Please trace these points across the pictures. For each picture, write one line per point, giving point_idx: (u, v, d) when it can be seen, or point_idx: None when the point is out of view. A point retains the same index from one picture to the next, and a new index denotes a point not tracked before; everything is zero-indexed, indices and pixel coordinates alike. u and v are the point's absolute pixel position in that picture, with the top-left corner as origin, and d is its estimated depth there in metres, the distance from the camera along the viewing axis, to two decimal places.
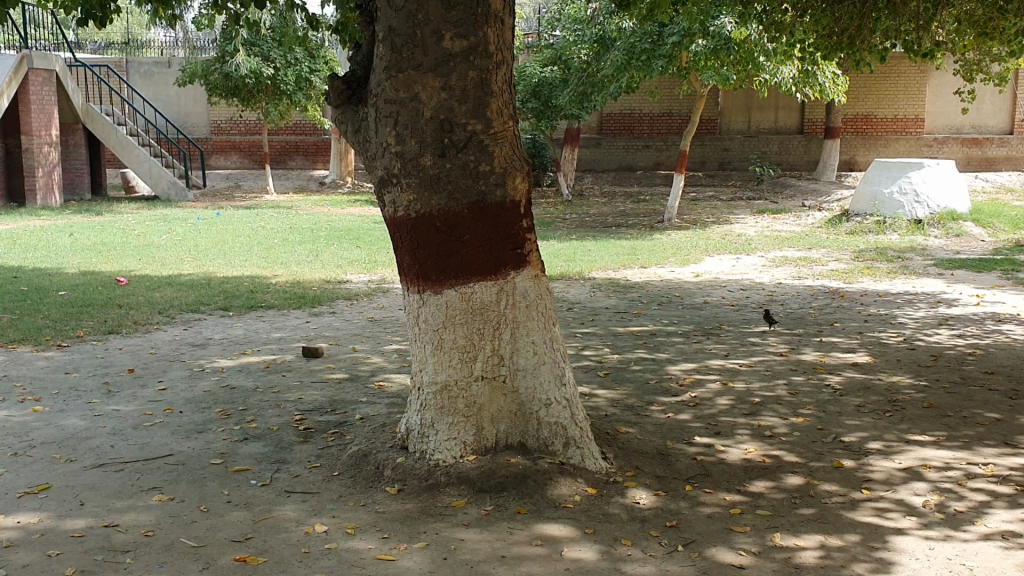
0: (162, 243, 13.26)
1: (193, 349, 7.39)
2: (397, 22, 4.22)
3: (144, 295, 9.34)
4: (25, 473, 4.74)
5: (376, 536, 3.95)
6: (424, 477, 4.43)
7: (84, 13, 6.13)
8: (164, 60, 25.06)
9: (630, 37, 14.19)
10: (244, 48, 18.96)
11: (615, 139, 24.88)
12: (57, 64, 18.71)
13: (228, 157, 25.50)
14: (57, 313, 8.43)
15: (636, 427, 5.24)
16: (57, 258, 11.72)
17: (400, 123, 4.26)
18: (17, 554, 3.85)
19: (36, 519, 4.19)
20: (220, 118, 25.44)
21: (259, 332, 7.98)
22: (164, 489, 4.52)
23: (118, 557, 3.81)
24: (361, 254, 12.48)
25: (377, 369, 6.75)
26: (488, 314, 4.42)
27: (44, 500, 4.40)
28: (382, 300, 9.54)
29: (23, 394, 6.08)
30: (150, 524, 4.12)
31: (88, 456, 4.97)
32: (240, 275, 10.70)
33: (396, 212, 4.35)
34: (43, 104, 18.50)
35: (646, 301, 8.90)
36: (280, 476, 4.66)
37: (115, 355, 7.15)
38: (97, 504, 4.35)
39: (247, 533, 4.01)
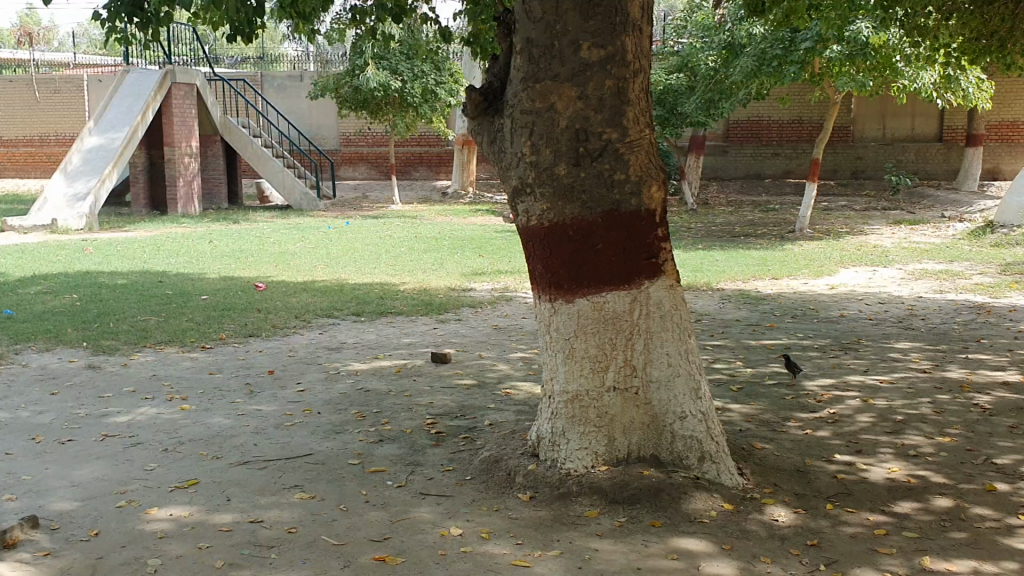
0: (296, 251, 13.76)
1: (329, 352, 7.63)
2: (535, 33, 4.27)
3: (282, 300, 9.70)
4: (176, 468, 5.00)
5: (510, 541, 3.98)
6: (557, 485, 4.43)
7: (233, 30, 6.41)
8: (297, 74, 26.01)
9: (761, 43, 13.88)
10: (374, 61, 19.44)
11: (742, 148, 24.48)
12: (198, 78, 19.71)
13: (356, 168, 26.29)
14: (200, 316, 8.85)
15: (772, 443, 5.11)
16: (200, 264, 12.30)
17: (536, 133, 4.30)
18: (172, 545, 4.06)
19: (188, 512, 4.41)
20: (348, 130, 26.22)
21: (390, 338, 8.16)
22: (306, 487, 4.67)
23: (265, 552, 3.97)
24: (484, 263, 12.64)
25: (505, 376, 6.81)
26: (622, 323, 4.39)
27: (195, 494, 4.62)
28: (507, 308, 9.62)
29: (172, 393, 6.41)
30: (293, 521, 4.26)
31: (234, 453, 5.20)
32: (371, 282, 11.00)
33: (530, 221, 4.38)
34: (184, 117, 19.43)
35: (779, 313, 8.69)
36: (415, 478, 4.75)
37: (255, 358, 7.43)
38: (243, 499, 4.53)
39: (386, 533, 4.10)
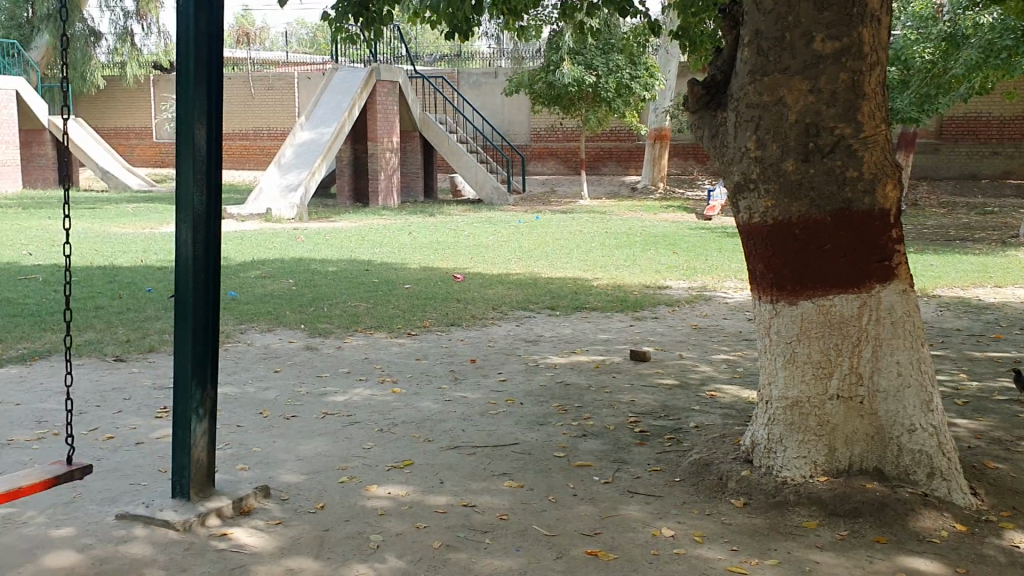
0: (490, 244, 14.05)
1: (528, 344, 7.74)
2: (765, 25, 4.13)
3: (480, 291, 9.93)
4: (390, 448, 5.21)
5: (725, 547, 3.89)
6: (772, 493, 4.30)
7: (452, 28, 6.58)
8: (491, 71, 26.55)
9: (988, 34, 12.94)
10: (569, 56, 19.56)
11: (956, 146, 22.99)
12: (400, 76, 20.45)
13: (545, 163, 26.58)
14: (404, 303, 9.19)
15: (1007, 463, 4.75)
16: (400, 254, 12.79)
17: (762, 127, 4.17)
18: (391, 523, 4.23)
19: (404, 492, 4.58)
20: (540, 125, 26.55)
21: (588, 333, 8.19)
22: (515, 476, 4.75)
23: (479, 537, 4.06)
24: (679, 260, 12.46)
25: (708, 377, 6.68)
26: (849, 328, 4.20)
27: (410, 475, 4.80)
28: (705, 308, 9.45)
29: (383, 376, 6.69)
30: (504, 508, 4.35)
31: (444, 438, 5.36)
32: (565, 276, 11.08)
33: (753, 219, 4.27)
34: (388, 113, 20.23)
35: (1006, 325, 8.08)
36: (623, 475, 4.73)
37: (458, 346, 7.63)
38: (455, 483, 4.67)
39: (596, 528, 4.10)
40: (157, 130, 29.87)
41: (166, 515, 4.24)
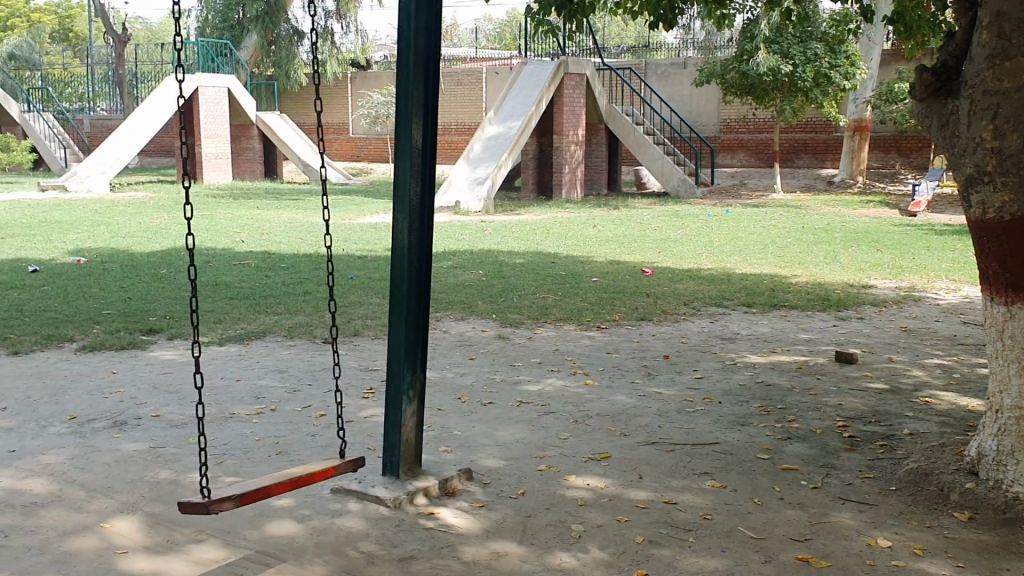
0: (679, 238, 13.84)
1: (723, 341, 7.57)
2: (1007, 7, 3.84)
3: (670, 286, 9.80)
4: (587, 440, 5.22)
5: (950, 563, 3.66)
6: (1000, 509, 4.01)
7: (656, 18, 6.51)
8: (680, 62, 26.11)
9: None
10: (765, 45, 19.03)
11: None
12: (589, 68, 20.43)
13: (735, 155, 25.92)
14: (593, 297, 9.20)
15: None
16: (588, 247, 12.81)
17: (999, 116, 3.87)
18: (593, 514, 4.25)
19: (604, 484, 4.59)
20: (730, 117, 25.89)
21: (787, 332, 7.92)
22: (717, 475, 4.65)
23: (683, 534, 4.01)
24: (882, 258, 11.84)
25: (921, 383, 6.31)
26: None
27: (609, 468, 4.80)
28: (914, 309, 8.93)
29: (575, 368, 6.72)
30: (708, 507, 4.27)
31: (642, 433, 5.32)
32: (759, 273, 10.75)
33: (986, 214, 3.98)
34: (574, 106, 20.30)
35: None
36: (832, 481, 4.54)
37: (650, 341, 7.56)
38: (655, 479, 4.62)
39: (806, 534, 3.96)
40: (353, 124, 31.20)
41: (378, 491, 4.43)
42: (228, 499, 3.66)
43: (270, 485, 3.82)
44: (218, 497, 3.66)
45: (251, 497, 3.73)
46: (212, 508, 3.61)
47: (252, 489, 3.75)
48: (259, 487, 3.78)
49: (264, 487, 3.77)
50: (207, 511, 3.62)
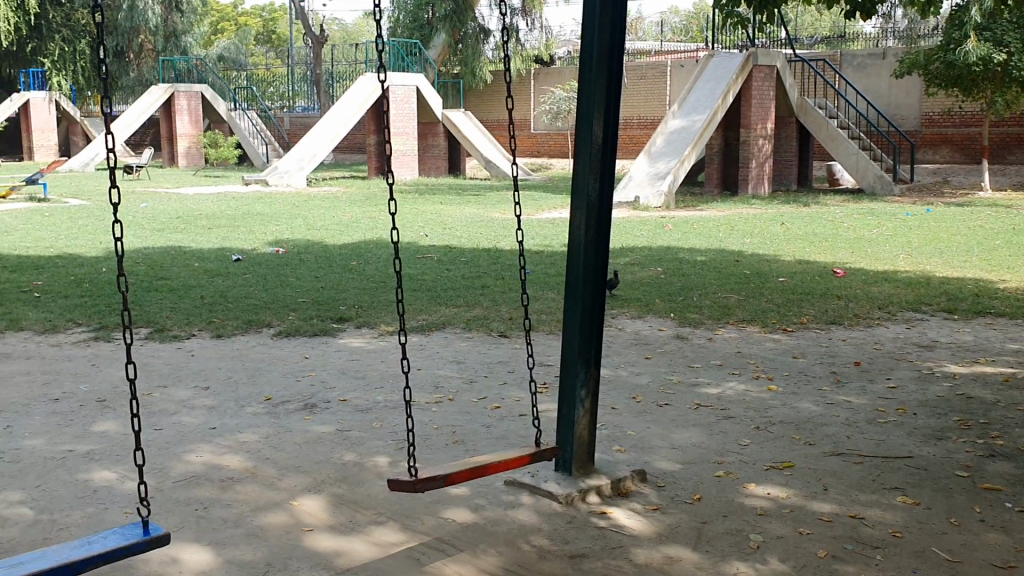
0: (873, 238, 13.14)
1: (920, 349, 7.11)
2: None
3: (862, 289, 9.31)
4: (768, 447, 5.03)
5: None
6: None
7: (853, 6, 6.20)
8: (878, 52, 24.79)
9: None
10: (975, 32, 17.74)
11: None
12: (780, 60, 19.74)
13: (937, 151, 24.35)
14: (779, 297, 8.88)
15: None
16: (773, 245, 12.38)
17: None
18: (772, 524, 4.08)
19: (785, 494, 4.40)
20: (933, 109, 24.33)
21: (992, 342, 7.34)
22: (909, 492, 4.36)
23: (869, 551, 3.79)
24: None
25: None
26: None
27: (790, 477, 4.60)
28: None
29: (758, 372, 6.49)
30: (898, 525, 4.01)
31: (827, 442, 5.07)
32: (962, 277, 10.04)
33: None
34: (763, 99, 19.66)
35: None
36: None
37: (839, 346, 7.20)
38: (841, 492, 4.39)
39: (1010, 562, 3.64)
40: (536, 120, 31.50)
41: (551, 487, 4.44)
42: (435, 479, 3.89)
43: (474, 467, 4.02)
44: (425, 476, 3.89)
45: (456, 478, 3.94)
46: (420, 487, 3.85)
47: (458, 471, 3.96)
48: (463, 469, 3.99)
49: (468, 470, 3.98)
50: (414, 489, 3.86)
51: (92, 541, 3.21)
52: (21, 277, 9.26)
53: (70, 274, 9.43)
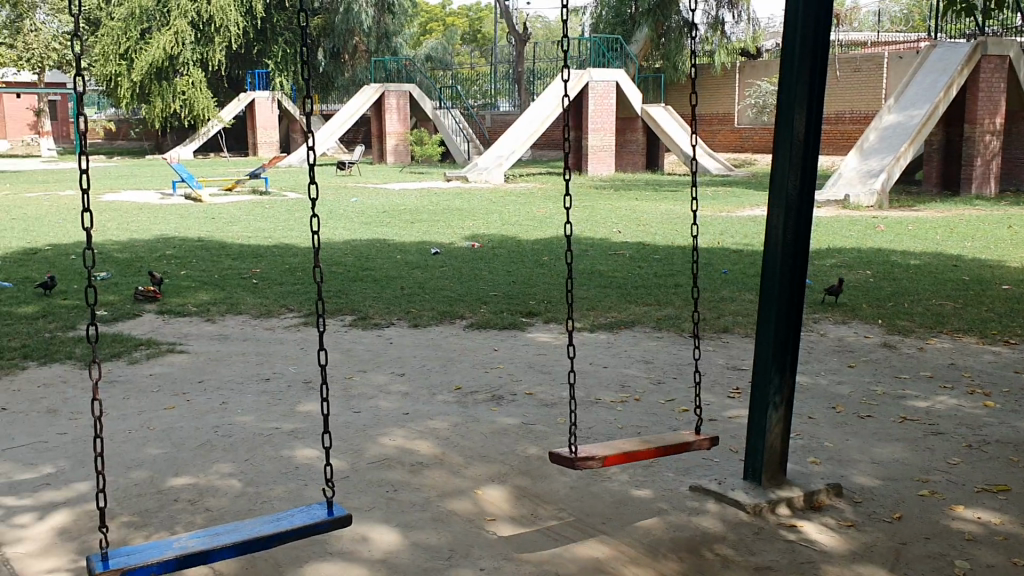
0: None
1: None
2: None
3: None
4: (982, 469, 4.63)
5: None
6: None
7: None
8: None
9: None
10: None
11: None
12: (1014, 50, 18.14)
13: None
14: (1001, 307, 8.18)
15: None
16: (998, 250, 11.42)
17: None
18: (983, 552, 3.76)
19: (1000, 521, 4.04)
20: None
21: None
22: None
23: None
24: None
25: None
26: None
27: (1006, 503, 4.22)
28: None
29: (974, 386, 6.01)
30: None
31: None
32: None
33: None
34: (992, 93, 18.14)
35: None
36: None
37: None
38: None
39: None
40: (740, 115, 30.63)
41: (738, 495, 4.27)
42: (594, 458, 4.06)
43: (634, 450, 4.16)
44: (585, 455, 4.08)
45: (614, 459, 4.10)
46: (580, 465, 4.03)
47: (617, 452, 4.11)
48: (623, 451, 4.13)
49: (629, 451, 4.12)
50: (574, 466, 4.05)
51: (282, 518, 3.45)
52: (242, 265, 9.99)
53: (285, 263, 10.08)
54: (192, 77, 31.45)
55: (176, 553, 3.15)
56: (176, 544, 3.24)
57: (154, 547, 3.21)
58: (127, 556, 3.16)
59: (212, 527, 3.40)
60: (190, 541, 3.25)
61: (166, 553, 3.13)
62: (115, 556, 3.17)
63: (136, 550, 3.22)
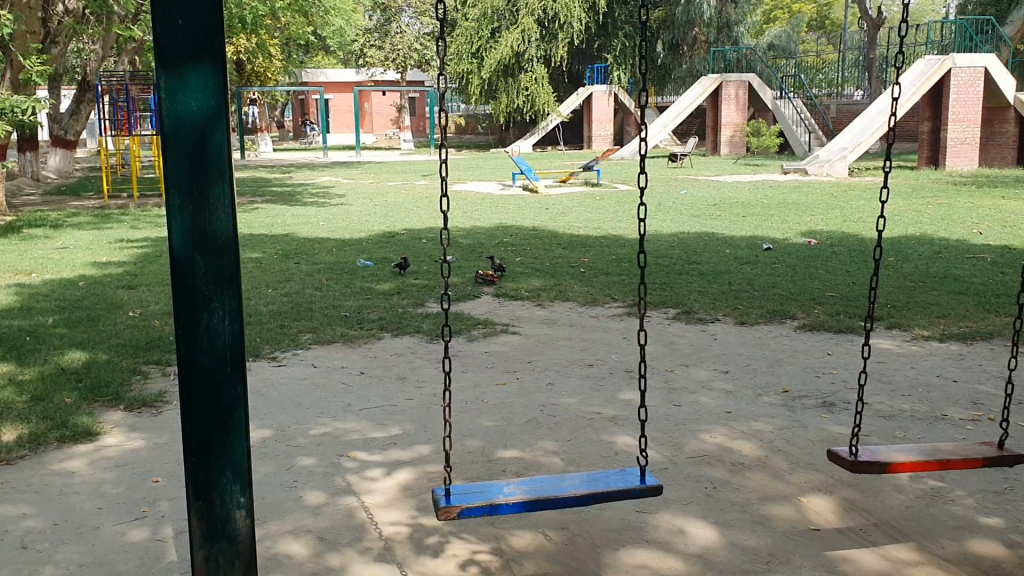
0: None
1: None
2: None
3: None
4: None
5: None
6: None
7: None
8: None
9: None
10: None
11: None
12: None
13: None
14: None
15: None
16: None
17: None
18: None
19: None
20: None
21: None
22: None
23: None
24: None
25: None
26: None
27: None
28: None
29: None
30: None
31: None
32: None
33: None
34: None
35: None
36: None
37: None
38: None
39: None
40: None
41: None
42: (872, 464, 3.71)
43: (920, 460, 3.75)
44: (863, 459, 3.74)
45: (896, 468, 3.72)
46: (856, 469, 3.71)
47: (902, 461, 3.73)
48: (909, 461, 3.74)
49: (916, 462, 3.72)
50: (850, 469, 3.73)
51: (599, 478, 3.55)
52: (574, 254, 10.32)
53: (614, 254, 10.27)
54: (536, 74, 32.81)
55: (505, 498, 3.37)
56: (505, 489, 3.47)
57: (486, 490, 3.46)
58: (464, 495, 3.44)
59: (537, 478, 3.59)
60: (517, 489, 3.46)
61: (497, 498, 3.37)
62: (455, 493, 3.46)
63: (472, 490, 3.49)
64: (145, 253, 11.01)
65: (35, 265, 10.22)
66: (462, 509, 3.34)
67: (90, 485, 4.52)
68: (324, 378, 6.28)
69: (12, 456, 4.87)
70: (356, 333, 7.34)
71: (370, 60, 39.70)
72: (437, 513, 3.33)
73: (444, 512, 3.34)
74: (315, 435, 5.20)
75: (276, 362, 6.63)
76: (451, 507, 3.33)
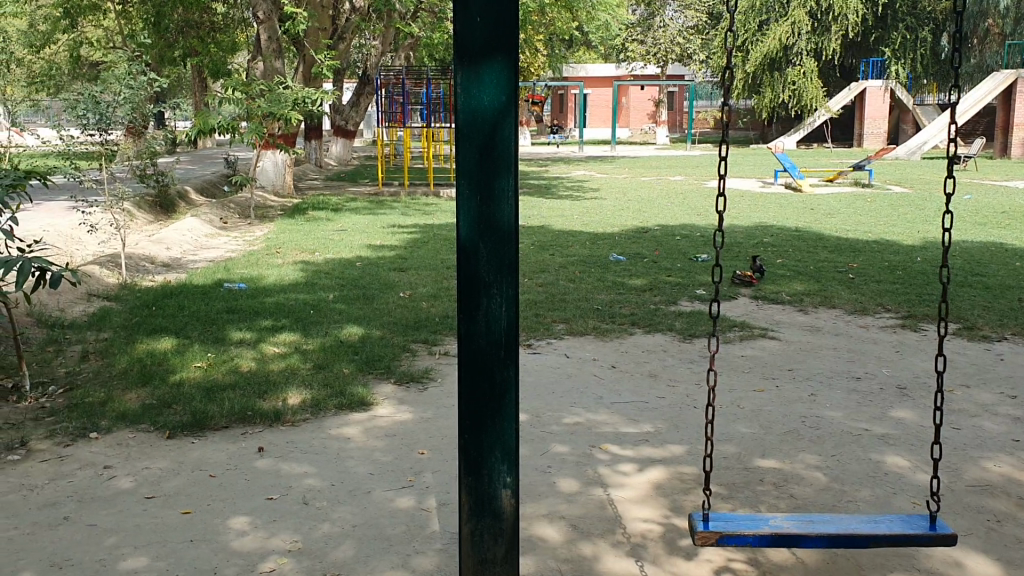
0: None
1: None
2: None
3: None
4: None
5: None
6: None
7: None
8: None
9: None
10: None
11: None
12: None
13: None
14: None
15: None
16: None
17: None
18: None
19: None
20: None
21: None
22: None
23: None
24: None
25: None
26: None
27: None
28: None
29: None
30: None
31: None
32: None
33: None
34: None
35: None
36: None
37: None
38: None
39: None
40: None
41: None
42: None
43: None
44: None
45: None
46: None
47: None
48: None
49: None
50: None
51: (879, 522, 3.38)
52: (839, 258, 9.84)
53: (885, 260, 9.67)
54: (804, 67, 31.35)
55: (770, 532, 3.28)
56: (771, 522, 3.38)
57: (751, 520, 3.39)
58: (724, 523, 3.38)
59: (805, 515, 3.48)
60: (784, 523, 3.36)
61: (761, 530, 3.29)
62: (714, 519, 3.41)
63: (733, 518, 3.42)
64: (415, 237, 11.68)
65: (319, 244, 11.12)
66: (721, 537, 3.28)
67: (362, 451, 4.85)
68: (577, 368, 6.38)
69: (297, 418, 5.32)
70: (609, 327, 7.38)
71: (631, 55, 39.76)
72: (694, 538, 3.29)
73: (701, 537, 3.29)
74: (570, 424, 5.29)
75: (532, 349, 6.81)
76: (710, 533, 3.28)
